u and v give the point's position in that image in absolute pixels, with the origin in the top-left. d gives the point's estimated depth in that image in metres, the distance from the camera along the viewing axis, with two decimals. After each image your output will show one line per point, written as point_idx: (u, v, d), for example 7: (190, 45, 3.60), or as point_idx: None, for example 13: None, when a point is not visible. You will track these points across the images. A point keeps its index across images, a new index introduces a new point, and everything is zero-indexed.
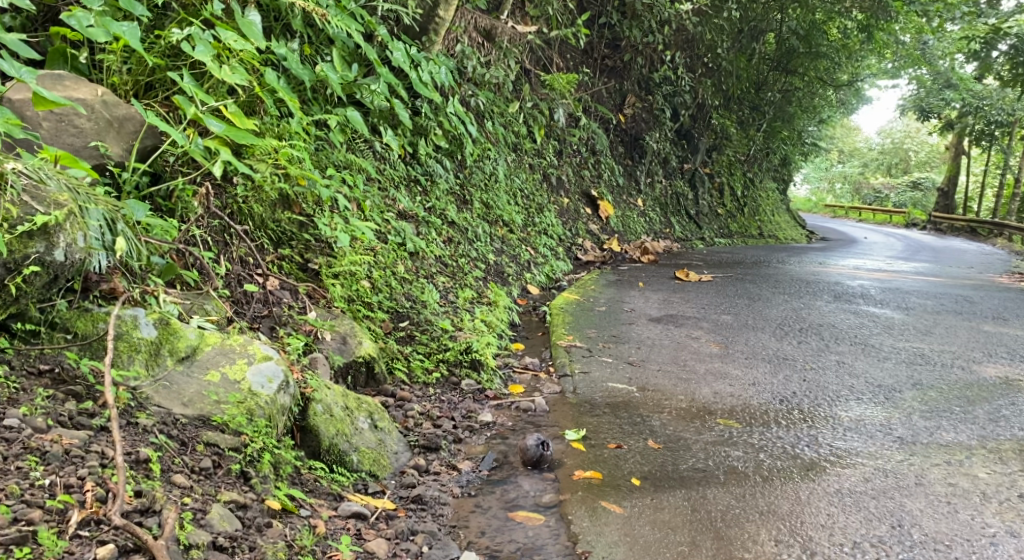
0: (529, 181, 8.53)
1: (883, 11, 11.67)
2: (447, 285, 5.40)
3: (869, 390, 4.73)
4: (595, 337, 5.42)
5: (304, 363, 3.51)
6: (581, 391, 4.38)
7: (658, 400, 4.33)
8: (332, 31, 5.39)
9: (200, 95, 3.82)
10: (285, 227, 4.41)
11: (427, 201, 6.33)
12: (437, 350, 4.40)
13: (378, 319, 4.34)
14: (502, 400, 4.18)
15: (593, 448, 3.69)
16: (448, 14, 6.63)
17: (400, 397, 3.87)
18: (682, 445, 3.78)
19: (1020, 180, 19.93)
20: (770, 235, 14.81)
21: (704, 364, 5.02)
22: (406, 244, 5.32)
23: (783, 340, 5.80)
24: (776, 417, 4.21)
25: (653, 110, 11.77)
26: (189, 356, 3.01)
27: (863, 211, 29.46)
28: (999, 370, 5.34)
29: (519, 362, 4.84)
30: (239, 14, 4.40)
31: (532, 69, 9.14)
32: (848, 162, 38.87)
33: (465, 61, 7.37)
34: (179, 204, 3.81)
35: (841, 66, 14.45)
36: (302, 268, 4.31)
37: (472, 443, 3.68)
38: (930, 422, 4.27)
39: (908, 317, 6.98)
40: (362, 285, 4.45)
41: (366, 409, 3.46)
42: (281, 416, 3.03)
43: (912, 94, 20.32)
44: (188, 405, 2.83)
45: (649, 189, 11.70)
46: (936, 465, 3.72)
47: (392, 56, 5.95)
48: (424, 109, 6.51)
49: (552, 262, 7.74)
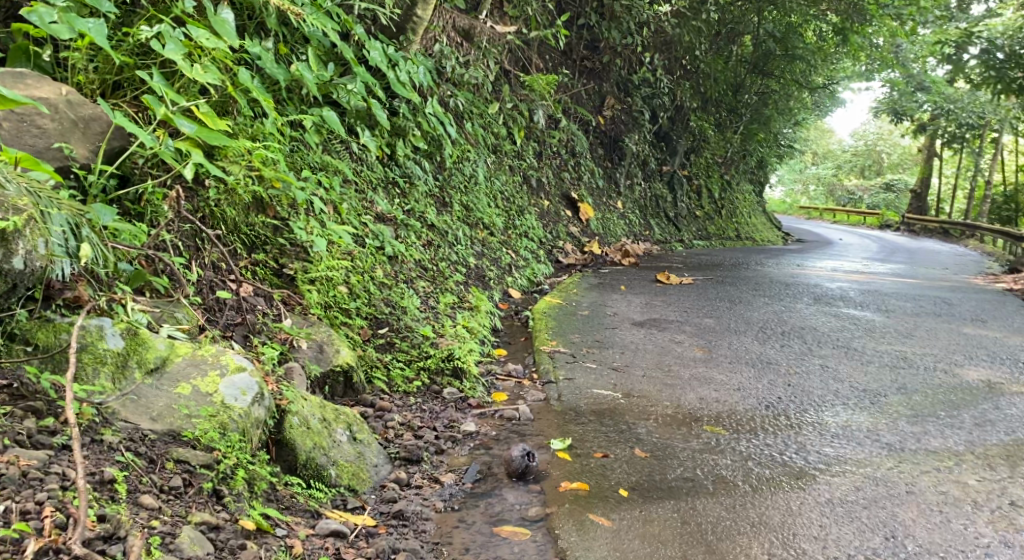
0: (509, 183, 8.42)
1: (858, 14, 11.53)
2: (427, 290, 5.28)
3: (854, 395, 4.68)
4: (577, 342, 5.33)
5: (280, 373, 3.38)
6: (566, 398, 4.28)
7: (643, 406, 4.25)
8: (308, 29, 5.27)
9: (171, 95, 3.71)
10: (259, 231, 4.26)
11: (406, 203, 6.21)
12: (418, 358, 4.28)
13: (356, 326, 4.23)
14: (485, 409, 4.08)
15: (579, 458, 3.59)
16: (427, 12, 6.54)
17: (379, 407, 3.76)
18: (669, 453, 3.70)
19: (990, 182, 20.13)
20: (748, 237, 14.84)
21: (688, 369, 4.94)
22: (385, 248, 5.21)
23: (766, 343, 5.74)
24: (762, 423, 4.14)
25: (632, 112, 11.72)
26: (159, 368, 2.87)
27: (838, 213, 29.66)
28: (981, 373, 5.32)
29: (502, 370, 4.73)
30: (212, 11, 4.26)
31: (511, 69, 9.05)
32: (822, 164, 39.17)
33: (444, 60, 7.27)
34: (149, 208, 3.66)
35: (818, 69, 14.33)
36: (277, 273, 4.18)
37: (455, 454, 3.57)
38: (918, 427, 4.22)
39: (889, 319, 6.97)
40: (339, 290, 4.33)
41: (344, 420, 3.34)
42: (256, 429, 2.90)
43: (886, 97, 20.38)
44: (157, 419, 2.70)
45: (628, 191, 11.66)
46: (925, 472, 3.67)
47: (369, 56, 5.85)
48: (402, 110, 6.40)
49: (533, 265, 7.64)
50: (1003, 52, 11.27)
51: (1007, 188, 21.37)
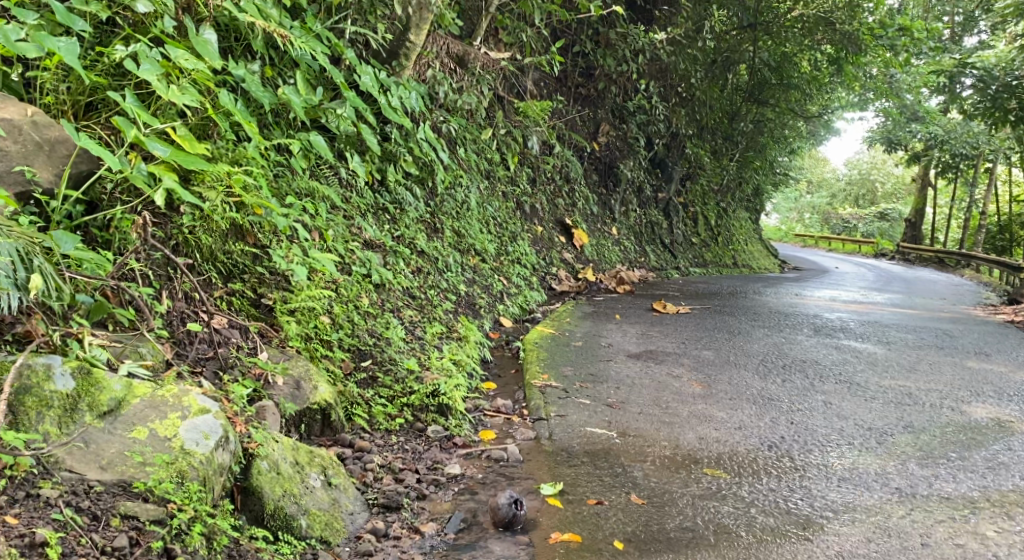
0: (502, 209, 8.25)
1: (852, 43, 11.13)
2: (414, 319, 5.08)
3: (859, 434, 4.45)
4: (571, 376, 5.10)
5: (250, 413, 3.15)
6: (558, 438, 4.05)
7: (640, 447, 4.03)
8: (295, 53, 5.09)
9: (143, 117, 3.54)
10: (237, 259, 4.05)
11: (396, 229, 6.03)
12: (401, 394, 4.05)
13: (337, 358, 4.01)
14: (471, 448, 3.84)
15: (571, 505, 3.38)
16: (420, 38, 6.32)
17: (358, 447, 3.53)
18: (667, 500, 3.50)
19: (985, 212, 19.99)
20: (744, 264, 14.68)
21: (687, 406, 4.71)
22: (372, 276, 5.02)
23: (767, 378, 5.51)
24: (765, 465, 3.92)
25: (628, 139, 11.57)
26: (113, 411, 2.70)
27: (833, 241, 29.55)
28: (990, 411, 5.10)
29: (491, 405, 4.50)
30: (193, 32, 4.11)
31: (505, 96, 8.90)
32: (816, 192, 39.17)
33: (437, 86, 7.09)
34: (116, 235, 3.46)
35: (812, 97, 14.12)
36: (254, 304, 3.98)
37: (438, 499, 3.34)
38: (929, 470, 4.00)
39: (891, 352, 6.76)
40: (321, 321, 4.11)
41: (319, 464, 3.14)
42: (218, 476, 2.72)
43: (881, 126, 20.27)
44: (106, 468, 2.54)
45: (624, 218, 11.50)
46: (939, 521, 3.48)
47: (360, 80, 5.68)
48: (393, 135, 6.21)
49: (525, 292, 7.45)
50: (998, 84, 11.16)
51: (1000, 217, 21.31)
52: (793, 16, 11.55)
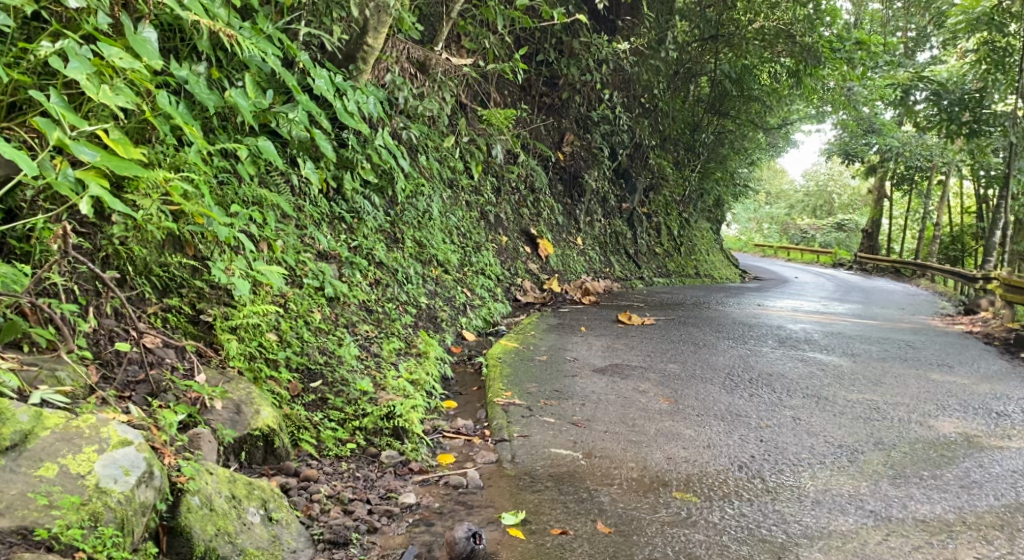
0: (465, 218, 8.03)
1: (812, 56, 10.95)
2: (370, 335, 4.85)
3: (830, 452, 4.31)
4: (535, 393, 4.89)
5: (182, 443, 2.89)
6: (521, 461, 3.83)
7: (607, 469, 3.82)
8: (245, 54, 4.83)
9: (69, 118, 3.26)
10: (174, 272, 3.76)
11: (353, 239, 5.82)
12: (353, 416, 3.80)
13: (284, 380, 3.76)
14: (429, 474, 3.61)
15: (533, 536, 3.20)
16: (378, 41, 6.11)
17: (304, 476, 3.27)
18: (635, 528, 3.32)
19: (939, 223, 20.29)
20: (706, 275, 14.62)
21: (654, 423, 4.53)
22: (324, 289, 4.81)
23: (733, 392, 5.37)
24: (736, 488, 3.75)
25: (592, 149, 11.42)
26: (17, 446, 2.46)
27: (792, 251, 29.91)
28: (958, 425, 4.99)
29: (451, 426, 4.27)
30: (129, 29, 3.84)
31: (468, 103, 8.70)
32: (775, 204, 39.64)
33: (396, 91, 6.84)
34: (37, 247, 3.17)
35: (773, 108, 14.16)
36: (192, 320, 3.71)
37: (390, 532, 3.10)
38: (903, 490, 3.86)
39: (856, 364, 6.67)
40: (267, 339, 3.87)
41: (259, 497, 2.89)
42: (139, 517, 2.49)
43: (838, 138, 20.51)
44: (4, 513, 2.30)
45: (589, 228, 11.34)
46: (916, 547, 3.35)
47: (315, 84, 5.43)
48: (349, 140, 5.95)
49: (489, 303, 7.24)
50: (951, 97, 11.24)
51: (954, 228, 21.66)
52: (754, 27, 11.39)
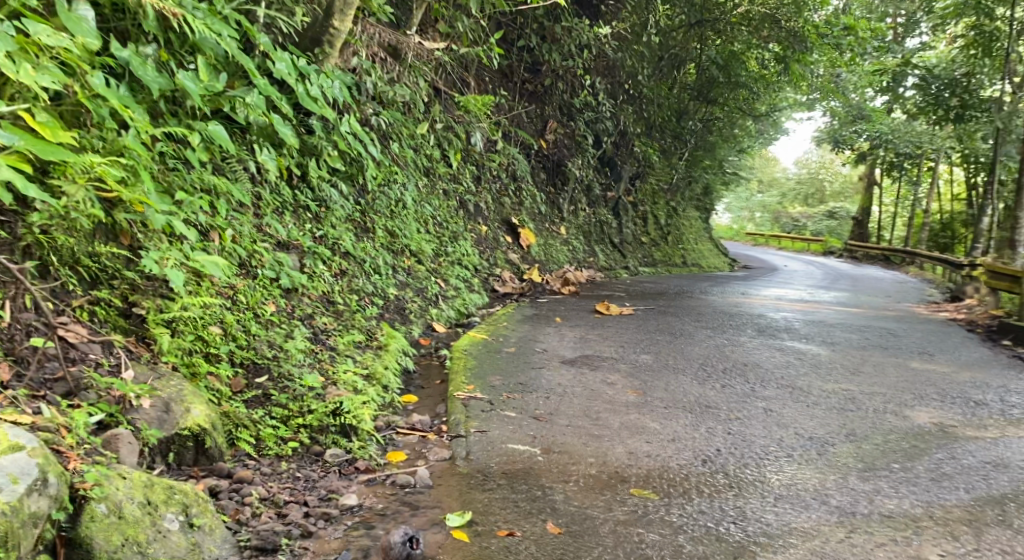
0: (441, 208, 7.84)
1: (799, 42, 11.17)
2: (327, 328, 4.69)
3: (799, 444, 4.17)
4: (499, 386, 4.74)
5: (96, 444, 2.81)
6: (475, 458, 3.68)
7: (564, 465, 3.68)
8: (196, 36, 4.66)
9: None
10: (105, 263, 3.58)
11: (317, 229, 5.64)
12: (297, 414, 3.63)
13: (225, 374, 3.61)
14: (375, 474, 3.45)
15: (477, 539, 3.06)
16: (344, 24, 5.91)
17: (237, 478, 3.13)
18: (587, 528, 3.18)
19: (929, 210, 20.14)
20: (694, 264, 14.44)
21: (619, 416, 4.38)
22: (280, 280, 4.66)
23: (705, 383, 5.23)
24: (698, 483, 3.61)
25: (576, 136, 11.24)
26: None
27: (784, 240, 29.76)
28: (933, 415, 4.86)
29: (405, 421, 4.11)
30: (60, 7, 3.65)
31: (444, 89, 8.51)
32: (767, 192, 39.42)
33: (364, 76, 6.64)
34: None
35: (761, 93, 13.71)
36: (124, 314, 3.54)
37: (325, 536, 2.95)
38: (871, 484, 3.73)
39: (834, 353, 6.53)
40: (209, 332, 3.72)
41: (179, 502, 2.77)
42: (30, 528, 2.41)
43: (829, 125, 20.36)
44: None
45: (573, 217, 11.15)
46: (880, 544, 3.22)
47: (275, 68, 5.24)
48: (313, 126, 5.75)
49: (464, 294, 7.07)
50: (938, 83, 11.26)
51: (944, 215, 21.51)
52: (740, 12, 11.41)
